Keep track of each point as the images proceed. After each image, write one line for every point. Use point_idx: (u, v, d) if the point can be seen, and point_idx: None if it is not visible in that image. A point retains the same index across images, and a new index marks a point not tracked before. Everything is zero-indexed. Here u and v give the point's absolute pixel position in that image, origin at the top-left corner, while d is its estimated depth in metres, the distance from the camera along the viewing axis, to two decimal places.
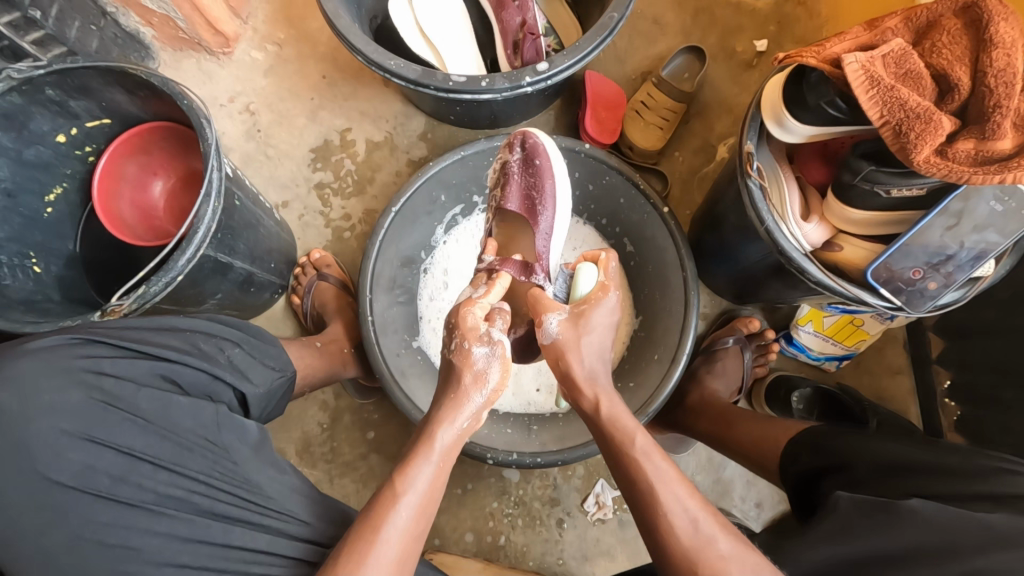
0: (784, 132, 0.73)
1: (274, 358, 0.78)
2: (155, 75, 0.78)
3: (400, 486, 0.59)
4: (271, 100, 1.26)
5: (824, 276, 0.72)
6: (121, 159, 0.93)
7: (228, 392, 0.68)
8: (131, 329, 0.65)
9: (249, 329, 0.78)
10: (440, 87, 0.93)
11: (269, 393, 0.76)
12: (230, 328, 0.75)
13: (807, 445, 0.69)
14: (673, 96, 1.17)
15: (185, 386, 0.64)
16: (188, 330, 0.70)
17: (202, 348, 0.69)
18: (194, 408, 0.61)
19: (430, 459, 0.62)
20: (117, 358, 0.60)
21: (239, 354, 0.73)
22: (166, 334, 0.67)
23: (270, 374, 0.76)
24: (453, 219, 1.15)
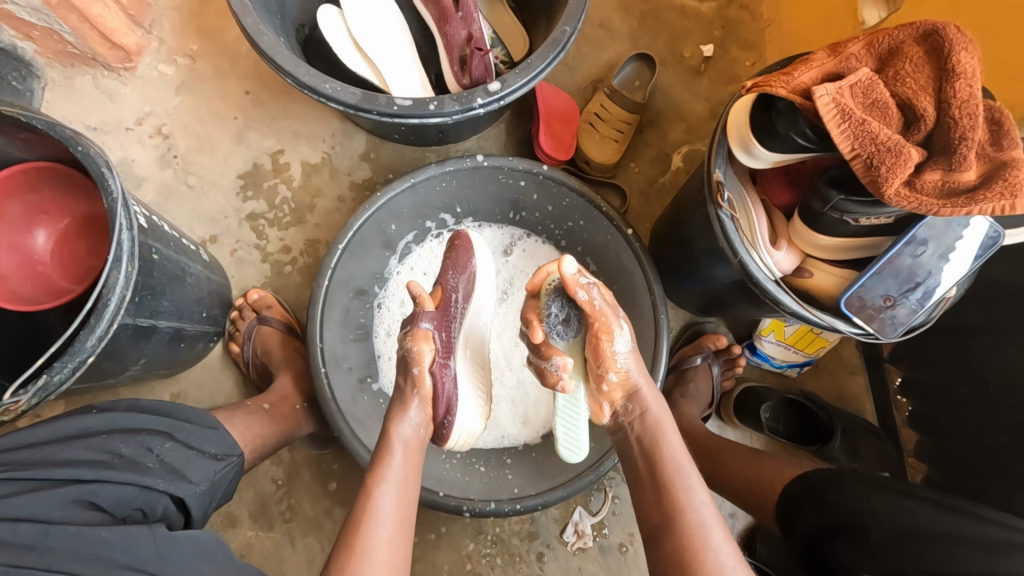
0: (751, 159, 0.71)
1: (216, 443, 0.73)
2: (37, 116, 0.66)
3: (368, 507, 0.62)
4: (188, 121, 1.12)
5: (798, 306, 0.71)
6: (1, 197, 0.79)
7: (163, 498, 0.63)
8: (34, 452, 0.59)
9: (180, 413, 0.72)
10: (383, 111, 0.84)
11: (213, 487, 0.70)
12: (158, 418, 0.69)
13: (809, 500, 0.73)
14: (627, 107, 1.14)
15: (109, 507, 0.57)
16: (105, 434, 0.64)
17: (125, 454, 0.63)
18: (126, 535, 0.54)
19: (388, 478, 0.65)
20: (17, 496, 0.52)
21: (170, 450, 0.67)
22: (76, 447, 0.61)
23: (212, 465, 0.70)
24: (406, 247, 1.08)
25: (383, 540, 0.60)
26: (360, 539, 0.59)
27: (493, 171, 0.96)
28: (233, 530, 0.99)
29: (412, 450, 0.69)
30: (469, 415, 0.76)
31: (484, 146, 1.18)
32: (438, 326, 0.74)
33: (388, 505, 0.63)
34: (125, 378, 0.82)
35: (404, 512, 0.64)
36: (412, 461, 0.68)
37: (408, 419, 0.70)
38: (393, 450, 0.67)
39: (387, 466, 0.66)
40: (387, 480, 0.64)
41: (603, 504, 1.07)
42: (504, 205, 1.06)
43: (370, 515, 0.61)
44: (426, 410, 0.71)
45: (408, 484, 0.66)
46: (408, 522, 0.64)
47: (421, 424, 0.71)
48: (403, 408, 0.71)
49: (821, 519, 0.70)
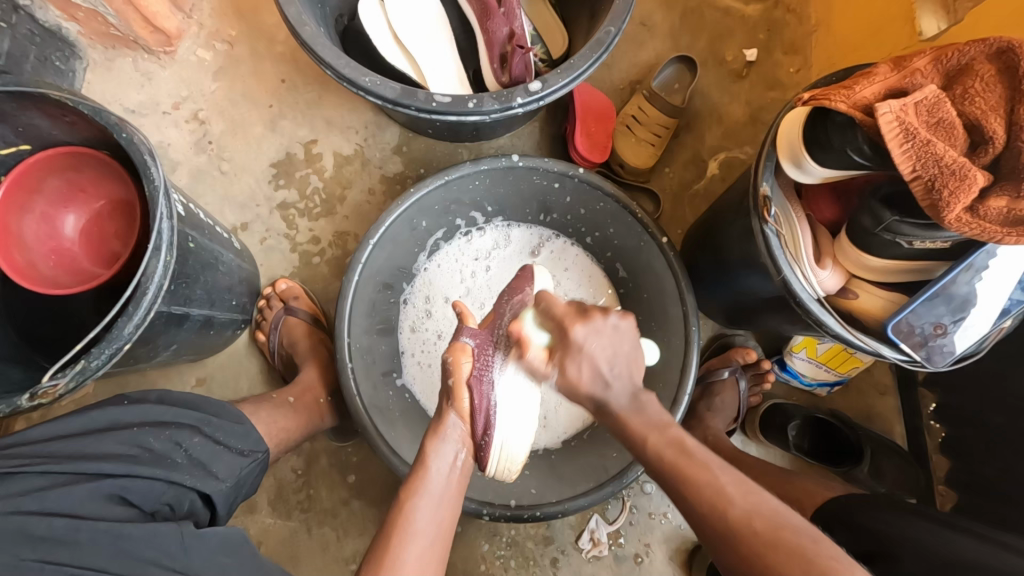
0: (800, 173, 0.69)
1: (243, 439, 0.74)
2: (82, 102, 0.66)
3: (404, 523, 0.61)
4: (223, 107, 1.12)
5: (842, 328, 0.68)
6: (42, 172, 0.80)
7: (189, 493, 0.63)
8: (67, 442, 0.60)
9: (211, 408, 0.73)
10: (422, 107, 0.82)
11: (238, 483, 0.70)
12: (187, 412, 0.70)
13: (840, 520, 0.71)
14: (666, 110, 1.11)
15: (138, 501, 0.58)
16: (136, 427, 0.65)
17: (154, 449, 0.64)
18: (153, 534, 0.54)
19: (427, 495, 0.65)
20: (51, 489, 0.53)
21: (198, 444, 0.68)
22: (108, 439, 0.62)
23: (237, 460, 0.71)
24: (435, 244, 1.07)
25: (416, 552, 0.59)
26: (392, 553, 0.59)
27: (527, 172, 0.95)
28: (252, 516, 1.01)
29: (453, 471, 0.68)
30: (512, 432, 0.74)
31: (517, 143, 1.16)
32: (478, 342, 0.73)
33: (426, 518, 0.63)
34: (155, 363, 0.83)
35: (441, 533, 0.63)
36: (456, 481, 0.68)
37: (448, 441, 0.69)
38: (432, 469, 0.67)
39: (423, 484, 0.65)
40: (423, 498, 0.64)
41: (619, 512, 1.06)
42: (534, 206, 1.05)
43: (407, 530, 0.61)
44: (465, 428, 0.71)
45: (447, 504, 0.66)
46: (446, 540, 0.64)
47: (460, 449, 0.69)
48: (440, 423, 0.70)
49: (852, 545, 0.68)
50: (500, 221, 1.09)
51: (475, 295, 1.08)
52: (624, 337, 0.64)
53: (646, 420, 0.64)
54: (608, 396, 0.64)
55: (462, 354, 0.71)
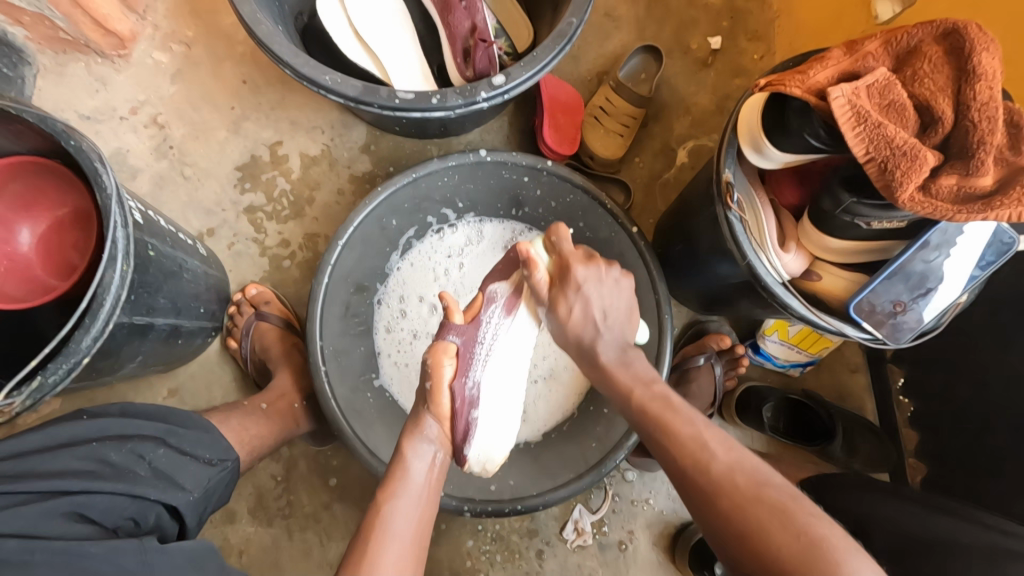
0: (761, 159, 0.70)
1: (210, 448, 0.73)
2: (28, 110, 0.64)
3: (382, 518, 0.60)
4: (183, 110, 1.09)
5: (806, 309, 0.69)
6: (4, 177, 0.77)
7: (156, 507, 0.62)
8: (22, 461, 0.58)
9: (174, 419, 0.72)
10: (385, 104, 0.81)
11: (207, 493, 0.70)
12: (150, 423, 0.68)
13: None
14: (633, 100, 1.12)
15: (99, 517, 0.57)
16: (95, 442, 0.64)
17: (114, 463, 0.62)
18: (114, 550, 0.53)
19: (406, 489, 0.63)
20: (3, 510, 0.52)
21: (162, 456, 0.67)
22: (65, 456, 0.60)
23: (206, 470, 0.70)
24: (407, 242, 1.06)
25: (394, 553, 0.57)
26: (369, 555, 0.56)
27: (496, 166, 0.95)
28: (233, 526, 0.99)
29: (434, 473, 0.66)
30: (493, 439, 0.74)
31: (487, 138, 1.16)
32: (463, 341, 0.71)
33: (403, 517, 0.60)
34: (121, 376, 0.81)
35: (420, 521, 0.62)
36: (434, 475, 0.66)
37: (427, 439, 0.67)
38: (410, 466, 0.65)
39: (401, 481, 0.64)
40: (401, 498, 0.62)
41: (603, 501, 1.07)
42: (506, 201, 1.05)
43: (382, 530, 0.59)
44: (444, 431, 0.69)
45: (424, 500, 0.64)
46: (423, 542, 0.61)
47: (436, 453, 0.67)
48: (416, 424, 0.68)
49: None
50: (472, 217, 1.08)
51: (450, 292, 1.07)
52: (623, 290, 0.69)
53: (633, 371, 0.66)
54: (597, 344, 0.67)
55: (444, 362, 0.69)
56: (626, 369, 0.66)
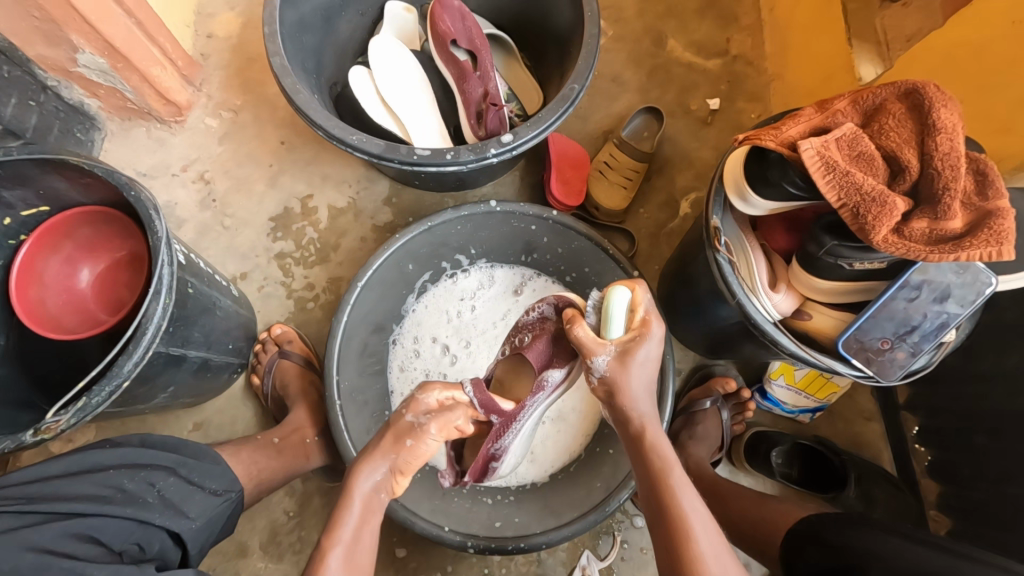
0: (747, 206, 0.75)
1: (217, 479, 0.78)
2: (98, 165, 0.74)
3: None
4: (228, 168, 1.21)
5: (796, 347, 0.72)
6: (76, 222, 0.87)
7: (160, 533, 0.67)
8: (45, 484, 0.63)
9: (187, 450, 0.78)
10: (404, 160, 0.91)
11: (211, 521, 0.74)
12: (165, 454, 0.74)
13: (811, 539, 0.72)
14: (635, 155, 1.20)
15: (108, 540, 0.62)
16: (113, 469, 0.69)
17: (127, 489, 0.67)
18: (116, 573, 0.58)
19: (340, 541, 0.60)
20: (24, 528, 0.57)
21: (172, 484, 0.72)
22: (87, 481, 0.65)
23: (210, 500, 0.75)
24: (423, 286, 1.13)
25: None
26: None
27: (505, 216, 1.02)
28: (244, 560, 1.01)
29: (369, 506, 0.64)
30: None
31: (500, 191, 1.24)
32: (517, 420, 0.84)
33: (338, 566, 0.59)
34: (153, 405, 0.87)
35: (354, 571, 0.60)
36: (364, 504, 0.64)
37: (374, 477, 0.65)
38: (351, 508, 0.63)
39: (344, 520, 0.62)
40: (337, 543, 0.60)
41: (611, 548, 1.05)
42: (516, 248, 1.12)
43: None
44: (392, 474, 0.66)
45: (364, 545, 0.62)
46: None
47: (382, 487, 0.66)
48: (369, 460, 0.65)
49: (823, 559, 0.69)
50: (484, 263, 1.15)
51: (462, 333, 1.12)
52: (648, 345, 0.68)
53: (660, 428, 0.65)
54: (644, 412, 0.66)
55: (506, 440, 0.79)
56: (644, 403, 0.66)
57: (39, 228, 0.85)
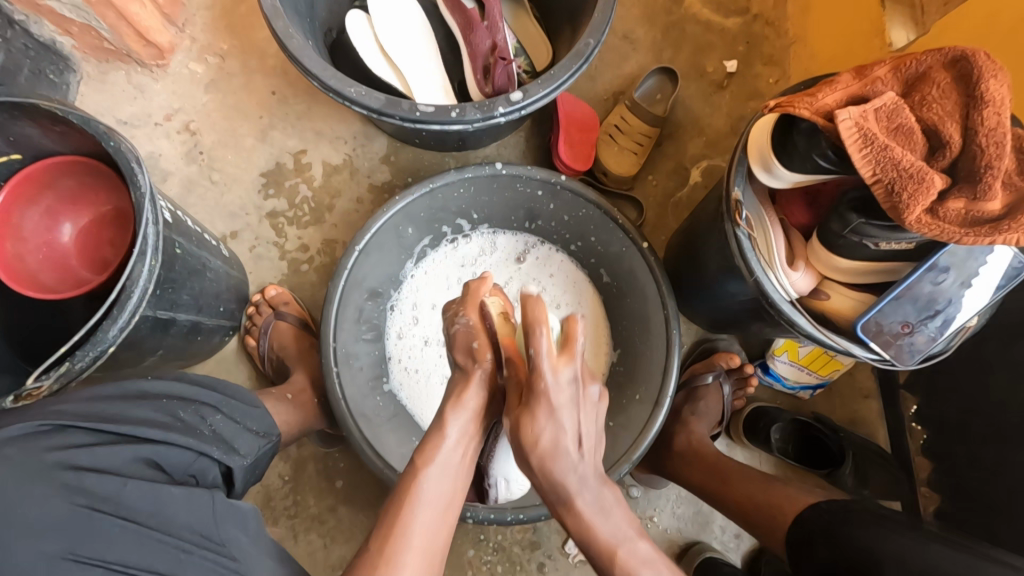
0: (771, 178, 0.71)
1: (258, 421, 0.76)
2: (72, 111, 0.68)
3: (402, 528, 0.61)
4: (215, 118, 1.14)
5: (813, 327, 0.70)
6: (56, 172, 0.81)
7: (215, 466, 0.64)
8: (103, 405, 0.61)
9: (226, 390, 0.75)
10: (407, 117, 0.85)
11: (256, 460, 0.72)
12: (207, 392, 0.72)
13: (822, 533, 0.72)
14: (647, 120, 1.14)
15: (170, 469, 0.59)
16: (164, 399, 0.67)
17: (182, 419, 0.65)
18: (190, 498, 0.56)
19: (418, 504, 0.63)
20: (96, 446, 0.54)
21: (220, 422, 0.70)
22: (143, 406, 0.63)
23: (256, 441, 0.73)
24: (422, 251, 1.09)
25: (423, 521, 0.62)
26: (401, 521, 0.61)
27: (511, 179, 0.97)
28: None
29: (467, 432, 0.68)
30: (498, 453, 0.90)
31: (503, 153, 1.19)
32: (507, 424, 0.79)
33: (424, 518, 0.62)
34: (142, 368, 0.84)
35: (444, 519, 0.64)
36: (469, 433, 0.68)
37: (438, 445, 0.66)
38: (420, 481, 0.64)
39: (438, 445, 0.66)
40: (434, 466, 0.65)
41: None
42: (520, 213, 1.07)
43: (404, 530, 0.61)
44: (459, 441, 0.67)
45: (447, 493, 0.65)
46: (448, 531, 0.64)
47: (456, 451, 0.67)
48: (436, 433, 0.67)
49: (833, 556, 0.69)
50: (486, 228, 1.11)
51: None
52: (598, 413, 0.64)
53: (593, 502, 0.61)
54: (578, 492, 0.60)
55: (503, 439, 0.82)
56: (585, 493, 0.60)
57: (16, 176, 0.79)
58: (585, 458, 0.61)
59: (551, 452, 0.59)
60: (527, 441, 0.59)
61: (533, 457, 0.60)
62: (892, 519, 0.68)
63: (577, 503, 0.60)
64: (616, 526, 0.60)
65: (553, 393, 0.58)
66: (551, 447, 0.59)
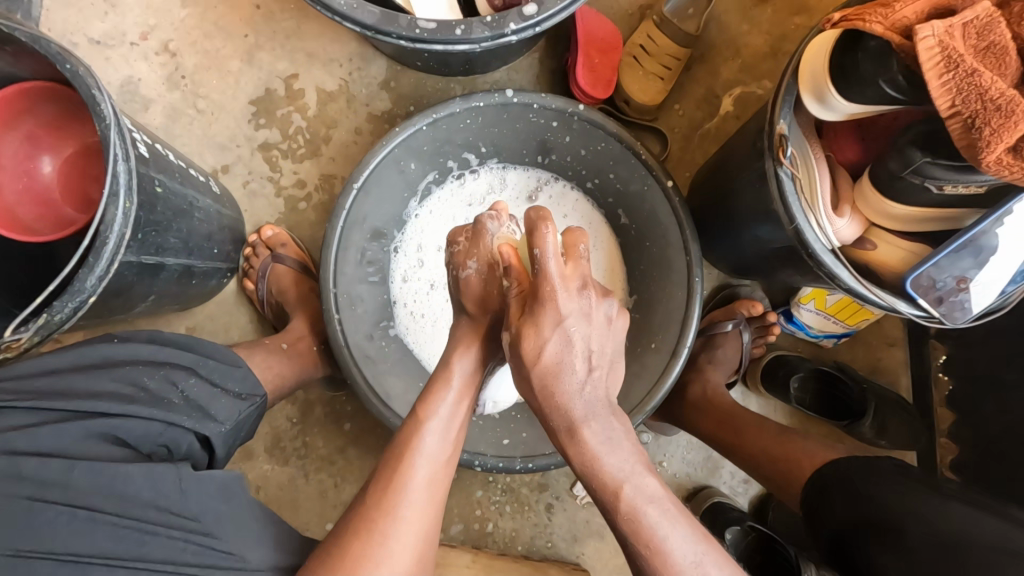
0: (822, 110, 0.62)
1: (240, 382, 0.72)
2: (21, 29, 0.59)
3: (397, 493, 0.58)
4: (196, 37, 1.03)
5: (855, 281, 0.63)
6: (34, 97, 0.74)
7: (187, 435, 0.63)
8: (55, 378, 0.60)
9: (202, 348, 0.72)
10: (405, 35, 0.75)
11: (238, 424, 0.70)
12: (183, 352, 0.69)
13: (838, 483, 0.71)
14: (677, 38, 1.01)
15: (135, 441, 0.59)
16: (128, 365, 0.64)
17: (149, 388, 0.63)
18: (148, 475, 0.54)
19: (418, 465, 0.60)
20: (44, 427, 0.54)
21: (194, 385, 0.67)
22: (101, 376, 0.61)
23: (237, 404, 0.70)
24: (427, 188, 1.01)
25: (424, 477, 0.60)
26: (401, 476, 0.59)
27: (522, 109, 0.87)
28: (250, 462, 1.01)
29: (468, 391, 0.65)
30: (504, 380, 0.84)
31: (514, 77, 1.07)
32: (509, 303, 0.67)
33: (421, 482, 0.60)
34: (135, 314, 0.80)
35: (438, 486, 0.61)
36: (468, 388, 0.65)
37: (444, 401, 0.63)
38: (425, 439, 0.61)
39: (440, 397, 0.64)
40: (437, 421, 0.63)
41: None
42: (532, 147, 0.98)
43: (400, 492, 0.58)
44: (461, 397, 0.65)
45: (445, 457, 0.62)
46: (439, 503, 0.61)
47: (458, 407, 0.64)
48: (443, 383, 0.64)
49: (849, 509, 0.68)
50: (495, 163, 1.02)
51: None
52: (613, 332, 0.60)
53: (600, 429, 0.57)
54: (585, 418, 0.57)
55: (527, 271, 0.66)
56: (613, 453, 0.57)
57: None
58: (593, 379, 0.57)
59: (559, 369, 0.57)
60: (527, 357, 0.57)
61: (535, 376, 0.57)
62: (915, 476, 0.66)
63: (581, 432, 0.57)
64: (623, 462, 0.57)
65: (556, 301, 0.56)
66: (555, 364, 0.57)
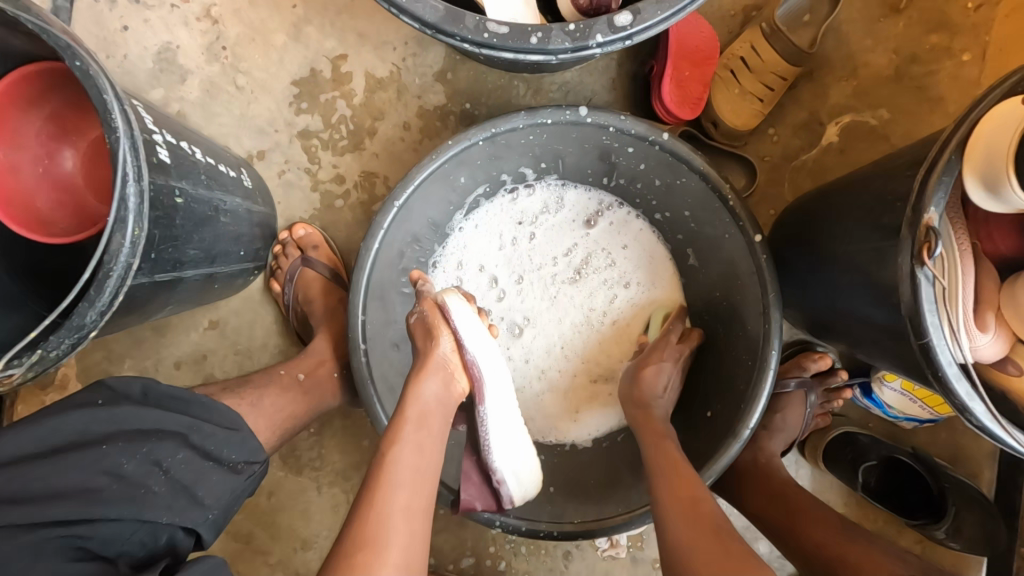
0: (992, 200, 0.49)
1: (238, 449, 0.65)
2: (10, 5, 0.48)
3: (373, 522, 0.54)
4: (241, 4, 0.93)
5: (992, 421, 0.50)
6: (52, 79, 0.67)
7: (169, 528, 0.56)
8: (24, 468, 0.52)
9: (196, 408, 0.64)
10: (471, 38, 0.63)
11: (232, 501, 0.63)
12: (174, 416, 0.61)
13: None
14: (787, 54, 0.86)
15: (103, 549, 0.52)
16: (108, 441, 0.56)
17: (127, 475, 0.55)
18: None
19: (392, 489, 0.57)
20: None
21: (179, 462, 0.59)
22: (75, 462, 0.54)
23: (230, 480, 0.63)
24: (475, 201, 0.90)
25: (401, 502, 0.56)
26: (376, 502, 0.56)
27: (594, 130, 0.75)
28: None
29: (429, 414, 0.64)
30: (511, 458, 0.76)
31: (586, 80, 0.94)
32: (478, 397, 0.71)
33: (399, 512, 0.56)
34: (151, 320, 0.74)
35: (418, 515, 0.57)
36: (431, 408, 0.64)
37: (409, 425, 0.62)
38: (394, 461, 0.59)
39: (404, 422, 0.62)
40: (405, 443, 0.61)
41: None
42: (598, 168, 0.86)
43: (376, 521, 0.54)
44: (428, 424, 0.63)
45: (422, 484, 0.59)
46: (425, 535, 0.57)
47: (427, 431, 0.63)
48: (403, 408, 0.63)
49: None
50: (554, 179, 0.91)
51: (514, 265, 0.92)
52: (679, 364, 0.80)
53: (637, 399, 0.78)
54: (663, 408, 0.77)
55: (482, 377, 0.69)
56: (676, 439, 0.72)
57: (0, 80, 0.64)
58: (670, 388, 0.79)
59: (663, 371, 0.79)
60: None
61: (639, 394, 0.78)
62: None
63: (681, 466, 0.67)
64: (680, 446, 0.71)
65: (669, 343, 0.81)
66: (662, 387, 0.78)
